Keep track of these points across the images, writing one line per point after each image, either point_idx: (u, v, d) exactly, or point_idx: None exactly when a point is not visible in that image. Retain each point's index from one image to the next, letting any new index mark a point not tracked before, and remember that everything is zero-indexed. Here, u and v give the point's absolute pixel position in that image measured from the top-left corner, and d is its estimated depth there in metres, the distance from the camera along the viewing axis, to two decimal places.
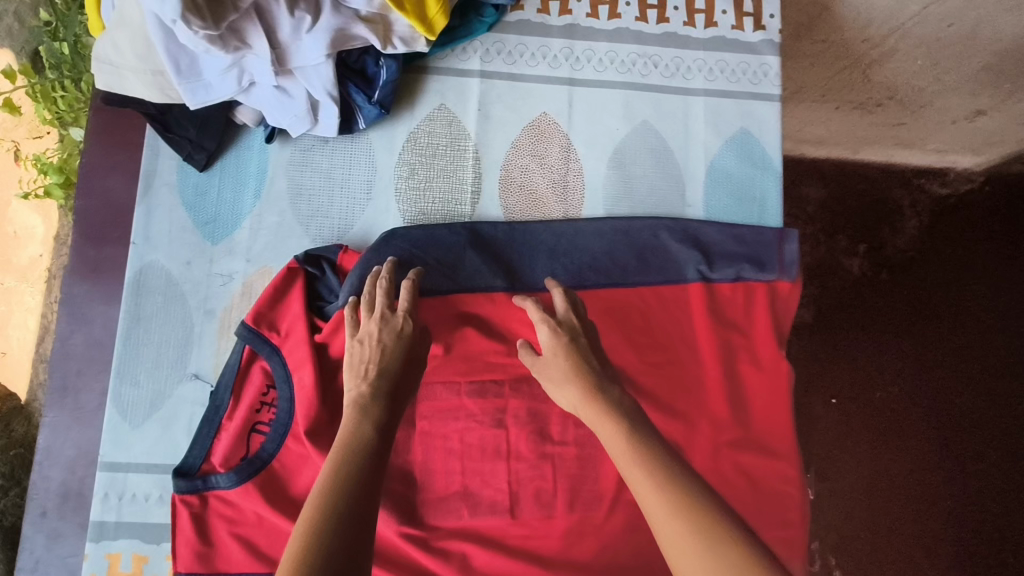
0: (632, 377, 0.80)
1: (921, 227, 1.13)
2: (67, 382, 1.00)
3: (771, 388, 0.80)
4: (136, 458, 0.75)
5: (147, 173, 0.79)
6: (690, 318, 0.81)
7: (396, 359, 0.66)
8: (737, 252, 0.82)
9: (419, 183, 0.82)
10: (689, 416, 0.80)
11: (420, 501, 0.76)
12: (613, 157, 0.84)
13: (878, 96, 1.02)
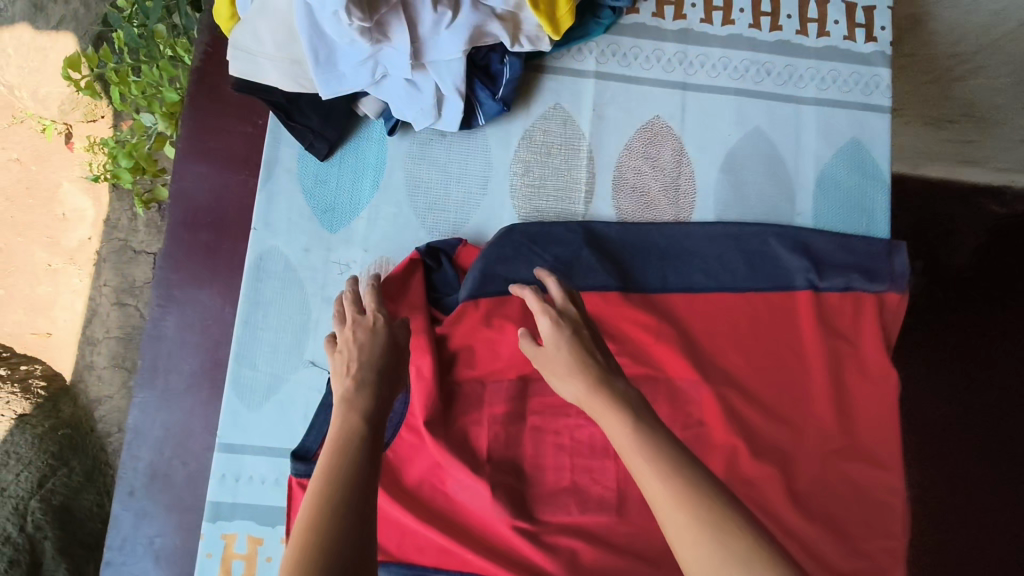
0: (739, 381, 0.80)
1: (979, 245, 1.10)
2: (157, 363, 1.00)
3: (880, 397, 0.80)
4: (253, 440, 0.77)
5: (269, 160, 0.81)
6: (798, 325, 0.81)
7: (386, 353, 0.66)
8: (847, 263, 0.82)
9: (535, 181, 0.83)
10: (795, 422, 0.79)
11: (530, 495, 0.76)
12: (724, 163, 0.85)
13: (954, 113, 1.07)
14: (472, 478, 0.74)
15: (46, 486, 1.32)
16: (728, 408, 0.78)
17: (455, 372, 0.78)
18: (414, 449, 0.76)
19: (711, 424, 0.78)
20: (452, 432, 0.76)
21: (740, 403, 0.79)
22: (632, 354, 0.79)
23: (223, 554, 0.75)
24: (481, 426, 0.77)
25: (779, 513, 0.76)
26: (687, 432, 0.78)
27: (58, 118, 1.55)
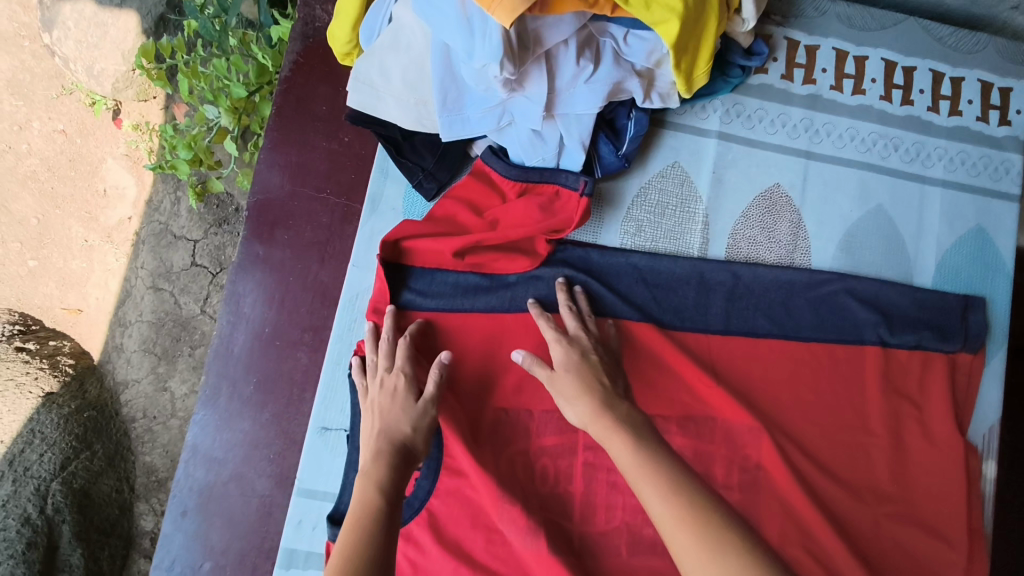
0: (797, 436, 0.76)
1: None
2: (222, 381, 0.98)
3: (942, 467, 0.76)
4: (331, 487, 0.74)
5: (374, 195, 0.79)
6: (862, 382, 0.78)
7: (401, 420, 0.66)
8: (918, 319, 0.79)
9: (646, 242, 0.79)
10: (858, 489, 0.76)
11: (571, 535, 0.71)
12: (843, 239, 0.81)
13: None
14: (520, 517, 0.69)
15: (69, 468, 1.30)
16: (807, 483, 0.75)
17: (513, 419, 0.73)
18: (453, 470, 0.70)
19: (770, 476, 0.75)
20: (500, 460, 0.71)
21: (799, 459, 0.75)
22: (692, 395, 0.76)
23: None
24: (528, 457, 0.72)
25: None
26: (744, 475, 0.75)
27: (109, 95, 1.50)
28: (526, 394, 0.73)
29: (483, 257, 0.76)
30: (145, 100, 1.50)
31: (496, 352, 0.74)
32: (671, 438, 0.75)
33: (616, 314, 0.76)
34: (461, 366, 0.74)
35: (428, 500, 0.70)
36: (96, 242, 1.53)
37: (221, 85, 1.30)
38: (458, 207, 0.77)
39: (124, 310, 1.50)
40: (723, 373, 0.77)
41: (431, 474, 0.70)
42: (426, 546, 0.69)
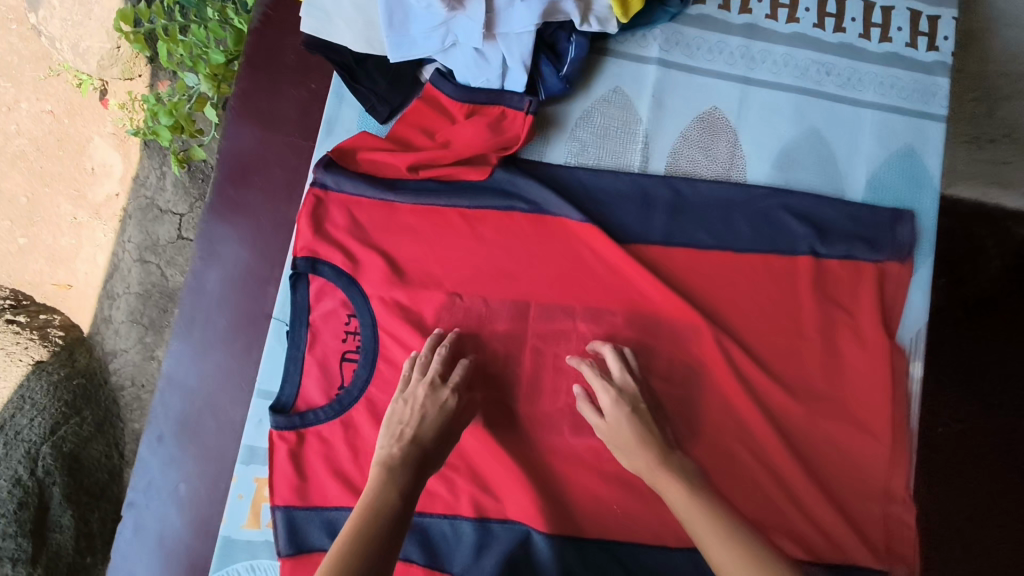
0: (739, 337, 0.80)
1: (1005, 266, 1.11)
2: (195, 315, 1.02)
3: (871, 369, 0.80)
4: (274, 384, 0.78)
5: (330, 119, 0.83)
6: (797, 292, 0.81)
7: (429, 428, 0.70)
8: (850, 231, 0.83)
9: (589, 161, 0.84)
10: (795, 390, 0.80)
11: (518, 415, 0.78)
12: (778, 159, 0.85)
13: (993, 133, 1.06)
14: None
15: (57, 433, 1.30)
16: (744, 379, 0.79)
17: (456, 319, 0.79)
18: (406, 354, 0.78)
19: (709, 374, 0.79)
20: (449, 341, 0.78)
21: (740, 358, 0.79)
22: (640, 294, 0.80)
23: (253, 496, 0.76)
24: (472, 353, 0.78)
25: (783, 471, 0.79)
26: (687, 371, 0.79)
27: (95, 74, 1.52)
28: (481, 284, 0.79)
29: (440, 171, 0.80)
30: (129, 77, 1.52)
31: (449, 253, 0.79)
32: (619, 330, 0.79)
33: (563, 219, 0.80)
34: (419, 268, 0.79)
35: (367, 389, 0.77)
36: (84, 218, 1.56)
37: (199, 51, 1.33)
38: (413, 131, 0.81)
39: (112, 282, 1.53)
40: (670, 275, 0.81)
41: (367, 365, 0.78)
42: (366, 433, 0.77)
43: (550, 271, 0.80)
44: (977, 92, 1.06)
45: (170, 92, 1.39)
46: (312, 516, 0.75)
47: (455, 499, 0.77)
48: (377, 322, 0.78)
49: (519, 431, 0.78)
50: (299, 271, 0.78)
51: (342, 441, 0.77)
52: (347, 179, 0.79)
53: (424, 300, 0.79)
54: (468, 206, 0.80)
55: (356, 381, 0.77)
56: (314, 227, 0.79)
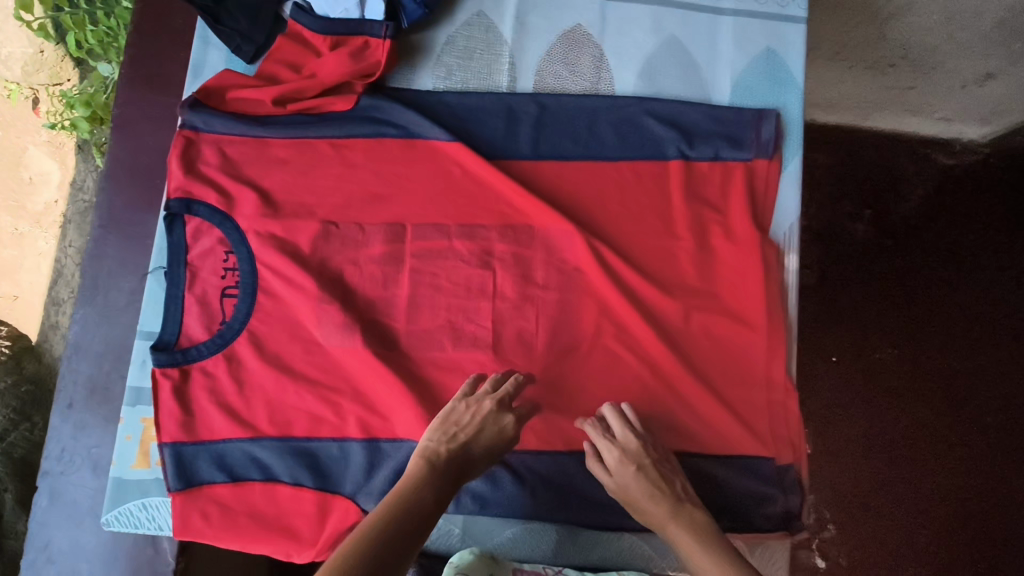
0: (611, 242, 0.83)
1: (925, 193, 1.46)
2: (98, 281, 1.03)
3: (741, 261, 0.82)
4: (156, 325, 0.80)
5: (196, 63, 0.83)
6: (666, 194, 0.84)
7: (481, 441, 0.69)
8: (715, 132, 0.85)
9: (456, 84, 0.86)
10: (670, 287, 0.82)
11: (400, 334, 0.80)
12: (642, 69, 0.87)
13: (890, 57, 1.26)
14: (338, 316, 0.79)
15: (6, 440, 1.16)
16: (617, 281, 0.81)
17: (332, 245, 0.81)
18: (285, 283, 0.79)
19: (586, 274, 0.82)
20: (326, 268, 0.80)
21: (613, 260, 0.81)
22: (511, 207, 0.82)
23: (140, 437, 0.77)
24: (353, 270, 0.81)
25: (662, 366, 0.80)
26: (561, 277, 0.82)
27: (21, 81, 1.37)
28: (356, 211, 0.81)
29: (305, 104, 0.81)
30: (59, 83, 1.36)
31: (321, 183, 0.81)
32: (493, 244, 0.82)
33: (433, 141, 0.82)
34: (291, 199, 0.81)
35: (249, 322, 0.79)
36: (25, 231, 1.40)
37: (114, 39, 1.24)
38: (278, 66, 0.81)
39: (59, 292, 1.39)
40: (540, 188, 0.83)
41: (246, 298, 0.79)
42: (251, 364, 0.79)
43: (421, 193, 0.82)
44: (863, 18, 1.19)
45: (89, 85, 1.27)
46: (199, 449, 0.77)
47: (342, 422, 0.79)
48: (253, 255, 0.79)
49: (401, 350, 0.80)
50: (173, 211, 0.78)
51: (226, 374, 0.78)
52: (214, 117, 0.80)
53: (298, 229, 0.80)
54: (338, 136, 0.82)
55: (237, 314, 0.79)
56: (185, 167, 0.79)
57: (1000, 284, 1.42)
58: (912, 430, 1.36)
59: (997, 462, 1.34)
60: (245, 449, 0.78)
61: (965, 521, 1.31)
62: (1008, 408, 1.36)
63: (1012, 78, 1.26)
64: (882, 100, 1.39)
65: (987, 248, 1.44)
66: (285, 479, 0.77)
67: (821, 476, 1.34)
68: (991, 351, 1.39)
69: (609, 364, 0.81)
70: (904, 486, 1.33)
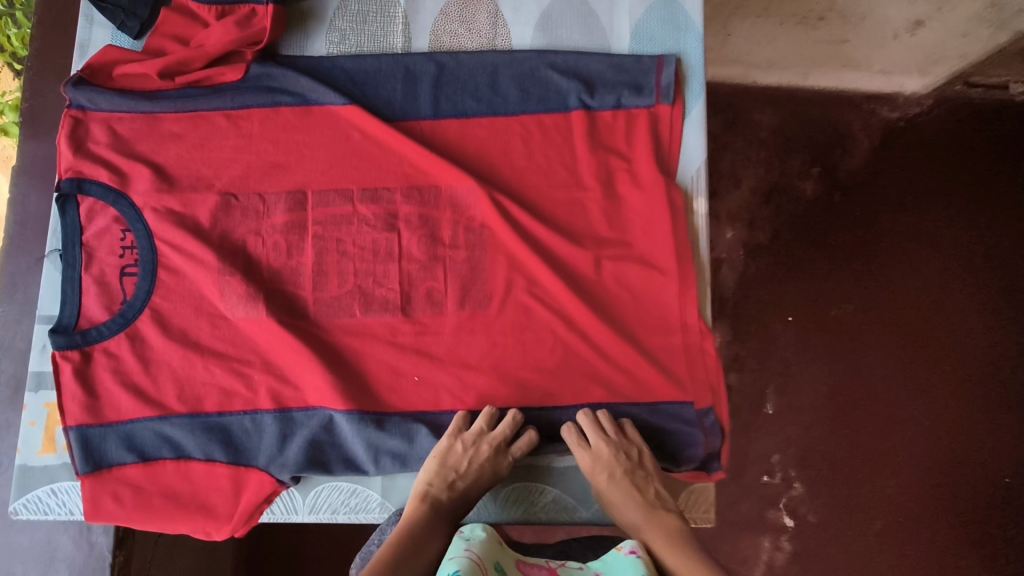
0: (518, 197, 0.81)
1: (871, 145, 1.43)
2: (16, 278, 0.98)
3: (649, 206, 0.80)
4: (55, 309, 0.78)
5: (83, 42, 0.83)
6: (571, 145, 0.82)
7: (474, 480, 0.73)
8: (617, 81, 0.83)
9: (351, 48, 0.85)
10: (580, 238, 0.80)
11: (307, 303, 0.78)
12: (540, 22, 0.87)
13: (819, 9, 1.34)
14: (241, 287, 0.76)
15: None
16: (523, 235, 0.78)
17: (234, 215, 0.78)
18: (185, 258, 0.77)
19: (492, 229, 0.79)
20: (227, 239, 0.78)
21: (519, 216, 0.79)
22: (413, 166, 0.80)
23: (46, 423, 0.75)
24: (254, 240, 0.78)
25: (575, 318, 0.78)
26: (470, 235, 0.79)
27: None
28: (255, 180, 0.79)
29: (193, 75, 0.79)
30: None
31: (217, 154, 0.79)
32: (397, 206, 0.80)
33: (327, 105, 0.80)
34: (187, 172, 0.79)
35: (150, 298, 0.76)
36: None
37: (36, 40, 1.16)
38: (165, 40, 0.80)
39: None
40: (434, 144, 0.81)
41: (147, 276, 0.76)
42: (153, 340, 0.76)
43: (320, 158, 0.80)
44: None
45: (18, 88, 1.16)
46: (105, 431, 0.74)
47: (253, 395, 0.76)
48: (151, 231, 0.77)
49: (309, 318, 0.77)
50: (64, 192, 0.76)
51: (128, 354, 0.76)
52: (100, 94, 0.78)
53: (196, 202, 0.78)
54: (230, 107, 0.80)
55: (137, 291, 0.76)
56: (74, 146, 0.77)
57: (951, 234, 1.42)
58: (877, 383, 1.35)
59: (953, 410, 1.35)
60: (154, 428, 0.75)
61: (926, 470, 1.33)
62: (969, 356, 1.37)
63: (940, 21, 1.35)
64: (822, 59, 1.40)
65: (937, 195, 1.43)
66: (196, 454, 0.74)
67: (788, 436, 1.33)
68: (945, 300, 1.39)
69: (522, 321, 0.78)
70: (869, 440, 1.34)
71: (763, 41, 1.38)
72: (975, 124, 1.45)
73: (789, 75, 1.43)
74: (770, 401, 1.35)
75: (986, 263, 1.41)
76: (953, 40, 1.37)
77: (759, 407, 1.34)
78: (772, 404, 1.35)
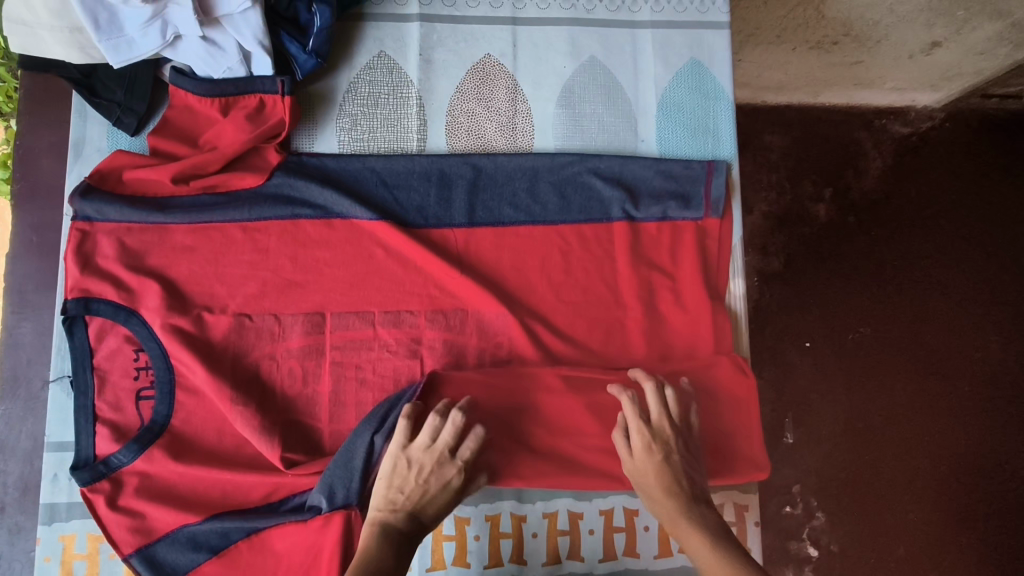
0: (550, 320, 0.77)
1: (885, 164, 1.39)
2: (17, 372, 0.92)
3: (688, 328, 0.77)
4: (66, 435, 0.74)
5: (77, 139, 0.78)
6: (607, 246, 0.78)
7: (424, 483, 0.64)
8: (664, 190, 0.80)
9: (363, 134, 0.80)
10: (613, 360, 0.76)
11: (321, 436, 0.73)
12: (562, 96, 0.82)
13: (835, 34, 1.19)
14: (254, 417, 0.71)
15: None
16: (555, 360, 0.75)
17: (251, 335, 0.74)
18: (199, 381, 0.71)
19: (523, 357, 0.75)
20: (241, 363, 0.73)
21: (551, 341, 0.76)
22: (440, 289, 0.76)
23: (62, 557, 0.71)
24: (274, 361, 0.74)
25: None
26: (497, 365, 0.75)
27: None
28: (271, 301, 0.75)
29: (209, 180, 0.74)
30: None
31: (235, 266, 0.75)
32: (421, 330, 0.75)
33: (352, 219, 0.76)
34: (201, 290, 0.74)
35: (170, 422, 0.72)
36: None
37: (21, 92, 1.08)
38: (171, 143, 0.75)
39: None
40: (468, 260, 0.77)
41: (163, 399, 0.72)
42: (168, 470, 0.70)
43: (338, 277, 0.75)
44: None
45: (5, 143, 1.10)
46: (167, 543, 0.69)
47: None
48: (165, 351, 0.72)
49: (325, 453, 0.72)
50: (71, 314, 0.71)
51: (144, 484, 0.70)
52: (108, 205, 0.73)
53: (208, 321, 0.73)
54: (248, 219, 0.75)
55: (155, 416, 0.72)
56: (80, 263, 0.73)
57: (967, 251, 1.38)
58: (895, 411, 1.31)
59: (974, 430, 1.32)
60: (210, 523, 0.68)
61: (948, 494, 1.30)
62: (984, 382, 1.33)
63: (959, 43, 1.21)
64: (833, 78, 1.32)
65: (951, 210, 1.39)
66: (263, 526, 0.68)
67: (808, 466, 1.28)
68: (961, 318, 1.36)
69: (562, 456, 0.73)
70: (891, 465, 1.29)
71: (772, 65, 1.28)
72: (987, 144, 1.42)
73: (797, 94, 1.38)
74: (789, 430, 1.29)
75: (999, 286, 1.38)
76: (970, 61, 1.27)
77: (779, 438, 1.28)
78: (791, 435, 1.29)
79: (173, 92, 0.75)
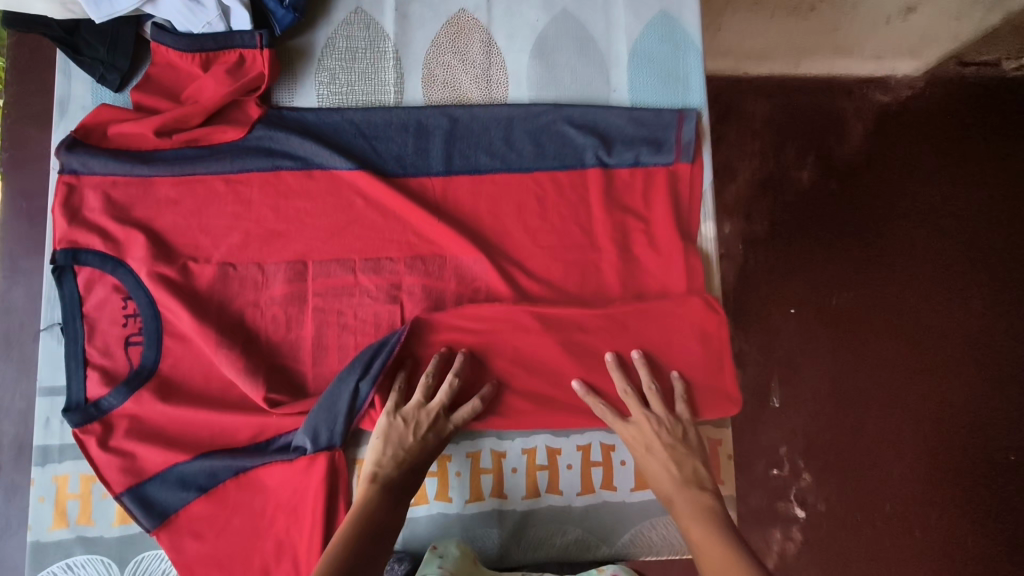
0: (526, 264, 0.79)
1: (866, 130, 1.37)
2: (10, 335, 0.95)
3: (660, 270, 0.80)
4: (57, 380, 0.77)
5: (61, 100, 0.80)
6: (581, 192, 0.81)
7: (419, 433, 0.68)
8: (636, 136, 0.82)
9: (341, 88, 0.82)
10: (588, 303, 0.78)
11: (305, 379, 0.75)
12: (535, 48, 0.84)
13: None
14: (239, 361, 0.73)
15: None
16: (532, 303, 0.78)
17: (236, 284, 0.76)
18: (184, 328, 0.74)
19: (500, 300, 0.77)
20: (226, 310, 0.75)
21: (528, 284, 0.78)
22: (418, 236, 0.78)
23: (56, 497, 0.74)
24: (259, 308, 0.76)
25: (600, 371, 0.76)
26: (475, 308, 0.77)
27: None
28: (255, 250, 0.77)
29: (192, 133, 0.76)
30: None
31: (218, 217, 0.77)
32: (401, 277, 0.78)
33: (332, 169, 0.78)
34: (186, 241, 0.76)
35: (157, 367, 0.74)
36: None
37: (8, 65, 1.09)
38: (153, 98, 0.76)
39: None
40: (446, 208, 0.79)
41: (152, 345, 0.74)
42: (158, 415, 0.73)
43: (320, 226, 0.78)
44: None
45: None
46: (157, 483, 0.71)
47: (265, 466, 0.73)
48: (152, 299, 0.74)
49: (309, 395, 0.74)
50: (60, 265, 0.74)
51: (134, 427, 0.72)
52: (94, 157, 0.76)
53: (193, 270, 0.76)
54: (230, 170, 0.77)
55: (143, 362, 0.74)
56: (68, 216, 0.75)
57: (947, 216, 1.37)
58: (880, 375, 1.29)
59: (957, 394, 1.31)
60: (199, 462, 0.71)
61: (934, 457, 1.28)
62: (965, 345, 1.33)
63: None
64: (812, 44, 1.31)
65: (930, 175, 1.38)
66: (250, 465, 0.71)
67: (794, 428, 1.25)
68: (942, 284, 1.35)
69: (540, 393, 0.75)
70: (876, 427, 1.28)
71: (752, 31, 1.25)
72: (965, 112, 1.40)
73: (779, 63, 1.34)
74: (776, 393, 1.26)
75: (979, 253, 1.37)
76: None
77: (765, 401, 1.25)
78: (778, 398, 1.25)
79: (154, 49, 0.77)
